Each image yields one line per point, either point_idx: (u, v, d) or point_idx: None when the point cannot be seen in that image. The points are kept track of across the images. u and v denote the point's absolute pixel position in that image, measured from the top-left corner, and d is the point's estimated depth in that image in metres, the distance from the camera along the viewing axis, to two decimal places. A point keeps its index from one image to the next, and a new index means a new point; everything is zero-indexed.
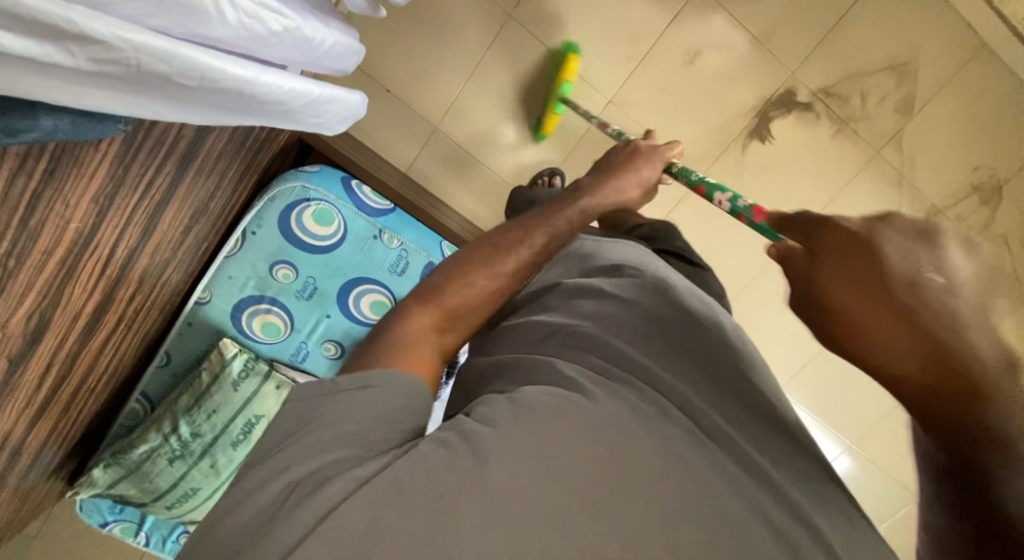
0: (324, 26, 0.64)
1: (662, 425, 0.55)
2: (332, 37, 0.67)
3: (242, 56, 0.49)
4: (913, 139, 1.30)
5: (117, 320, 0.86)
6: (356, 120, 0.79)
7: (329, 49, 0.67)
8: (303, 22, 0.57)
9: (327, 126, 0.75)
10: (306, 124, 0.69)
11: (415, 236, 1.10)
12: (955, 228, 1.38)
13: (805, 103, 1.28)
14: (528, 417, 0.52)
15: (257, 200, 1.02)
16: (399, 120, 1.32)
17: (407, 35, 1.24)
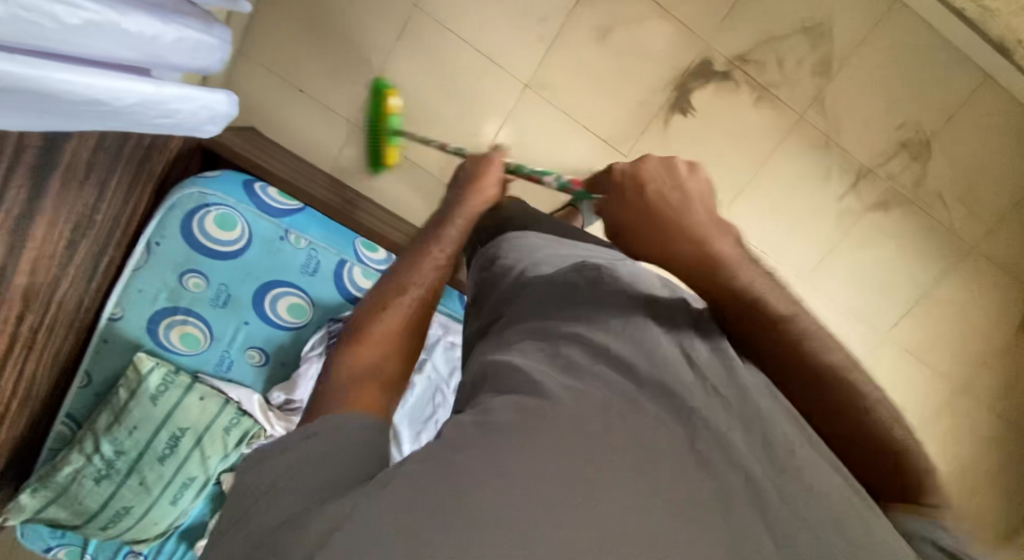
0: (159, 23, 0.64)
1: (637, 414, 0.51)
2: (173, 33, 0.68)
3: (37, 55, 0.49)
4: (834, 101, 1.30)
5: (10, 339, 0.85)
6: (216, 114, 0.81)
7: (166, 46, 0.67)
8: (124, 19, 0.58)
9: (177, 123, 0.76)
10: (148, 119, 0.70)
11: (324, 234, 1.08)
12: (888, 187, 1.37)
13: (723, 73, 1.27)
14: (498, 424, 0.48)
15: (157, 210, 1.01)
16: (315, 120, 1.29)
17: (316, 34, 1.23)
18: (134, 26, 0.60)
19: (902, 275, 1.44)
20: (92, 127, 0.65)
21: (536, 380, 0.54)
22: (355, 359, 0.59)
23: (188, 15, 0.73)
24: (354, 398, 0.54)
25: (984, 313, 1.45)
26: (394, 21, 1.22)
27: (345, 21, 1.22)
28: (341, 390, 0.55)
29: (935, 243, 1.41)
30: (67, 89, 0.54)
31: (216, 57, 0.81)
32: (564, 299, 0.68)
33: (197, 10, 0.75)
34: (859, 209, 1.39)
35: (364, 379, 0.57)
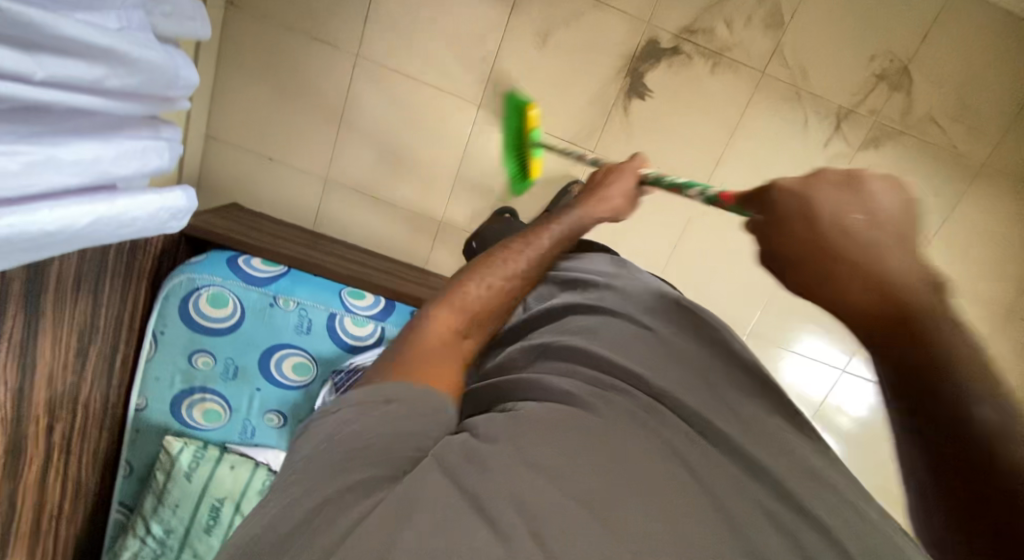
0: (99, 143, 0.70)
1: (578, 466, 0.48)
2: (117, 148, 0.74)
3: None
4: (794, 49, 1.26)
5: (46, 448, 0.93)
6: (173, 207, 0.87)
7: (109, 164, 0.72)
8: (61, 151, 0.64)
9: (135, 226, 0.81)
10: (112, 231, 0.76)
11: (311, 292, 1.13)
12: (873, 123, 1.31)
13: (672, 48, 1.25)
14: (511, 428, 0.50)
15: (156, 301, 1.08)
16: (291, 182, 1.35)
17: (275, 104, 1.29)
18: (69, 154, 0.65)
19: None
20: (56, 253, 0.70)
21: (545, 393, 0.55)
22: (439, 321, 0.62)
23: (129, 128, 0.78)
24: (431, 369, 0.55)
25: (1006, 230, 1.38)
26: (343, 74, 1.26)
27: (298, 85, 1.28)
28: (421, 358, 0.56)
29: (938, 169, 1.34)
30: (22, 228, 0.60)
31: (168, 159, 0.88)
32: (576, 313, 0.67)
33: (136, 121, 0.81)
34: (848, 151, 1.33)
35: (441, 352, 0.58)
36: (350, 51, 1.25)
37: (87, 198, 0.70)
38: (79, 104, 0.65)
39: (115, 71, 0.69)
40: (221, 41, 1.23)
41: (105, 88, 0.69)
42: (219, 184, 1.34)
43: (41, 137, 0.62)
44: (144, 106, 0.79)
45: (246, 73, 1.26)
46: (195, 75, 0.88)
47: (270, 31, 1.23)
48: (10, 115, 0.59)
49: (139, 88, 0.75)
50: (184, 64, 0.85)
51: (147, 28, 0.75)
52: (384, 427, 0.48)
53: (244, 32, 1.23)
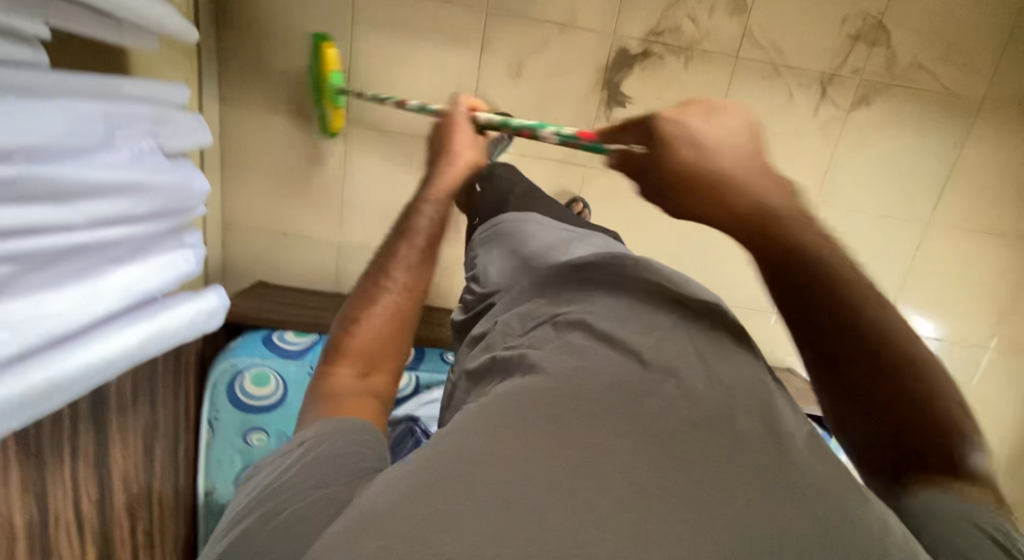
0: (137, 267, 0.77)
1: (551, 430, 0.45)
2: (152, 267, 0.81)
3: (49, 350, 0.62)
4: (764, 28, 1.27)
5: (133, 545, 1.00)
6: (209, 306, 0.94)
7: (149, 282, 0.79)
8: (106, 283, 0.71)
9: (184, 330, 0.88)
10: (163, 342, 0.83)
11: None
12: (859, 82, 1.31)
13: (643, 53, 1.27)
14: (519, 392, 0.48)
15: (205, 391, 1.16)
16: (306, 252, 1.42)
17: (279, 181, 1.36)
18: (113, 282, 0.72)
19: (915, 158, 1.37)
20: (122, 371, 0.77)
21: (545, 355, 0.54)
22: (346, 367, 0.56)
23: (160, 244, 0.85)
24: (343, 402, 0.52)
25: (1015, 161, 1.37)
26: (337, 142, 1.33)
27: (297, 160, 1.35)
28: (338, 401, 0.53)
29: (935, 114, 1.33)
30: (87, 361, 0.66)
31: (197, 263, 0.94)
32: (569, 283, 0.67)
33: (165, 237, 0.88)
34: (840, 114, 1.33)
35: (359, 397, 0.54)
36: (340, 120, 1.32)
37: (137, 318, 0.76)
38: (115, 237, 0.72)
39: (138, 199, 0.76)
40: (221, 136, 1.31)
41: (133, 216, 0.76)
42: (241, 267, 1.42)
43: (88, 275, 0.69)
44: (169, 220, 0.86)
45: (248, 159, 1.34)
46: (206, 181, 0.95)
47: (263, 118, 1.31)
48: (61, 259, 0.65)
49: (161, 207, 0.82)
50: (195, 174, 0.92)
51: (156, 151, 0.82)
52: (311, 453, 0.46)
53: (239, 124, 1.31)
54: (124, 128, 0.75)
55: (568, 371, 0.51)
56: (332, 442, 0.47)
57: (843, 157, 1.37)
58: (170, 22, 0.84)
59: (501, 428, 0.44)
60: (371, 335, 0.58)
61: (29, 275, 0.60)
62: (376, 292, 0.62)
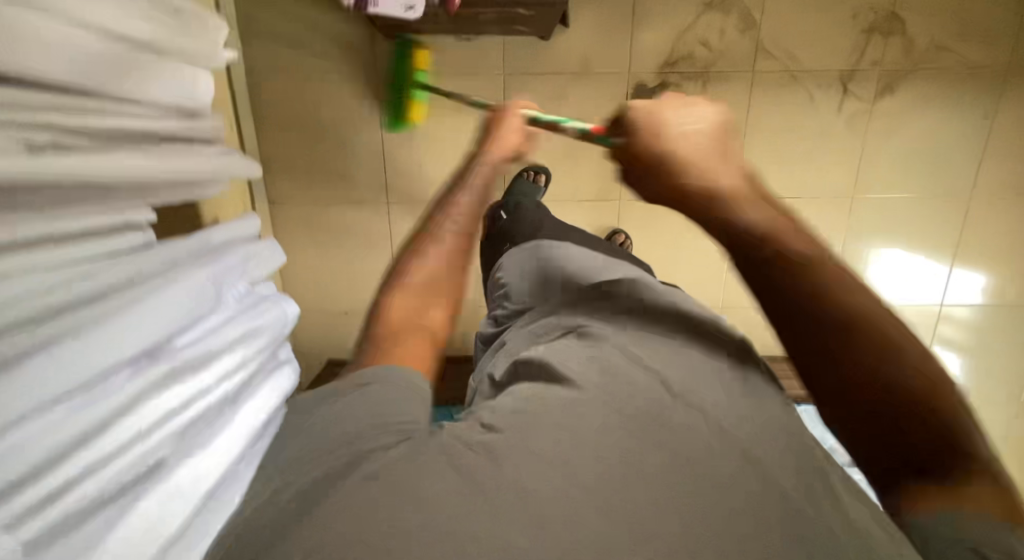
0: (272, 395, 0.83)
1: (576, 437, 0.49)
2: (282, 390, 0.86)
3: (229, 497, 0.68)
4: (776, 39, 1.27)
5: None
6: None
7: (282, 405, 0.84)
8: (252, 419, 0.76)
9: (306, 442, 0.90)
10: None
11: None
12: (880, 73, 1.31)
13: (660, 85, 1.30)
14: (543, 389, 0.56)
15: None
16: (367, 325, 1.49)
17: (333, 263, 1.43)
18: (260, 415, 0.77)
19: (949, 135, 1.36)
20: None
21: (572, 359, 0.62)
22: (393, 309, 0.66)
23: (283, 366, 0.91)
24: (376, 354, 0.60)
25: None
26: (380, 217, 1.40)
27: (346, 240, 1.42)
28: (393, 340, 0.62)
29: (962, 89, 1.32)
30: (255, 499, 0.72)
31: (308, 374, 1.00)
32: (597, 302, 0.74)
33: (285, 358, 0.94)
34: (865, 106, 1.33)
35: (400, 338, 0.62)
36: (381, 198, 1.38)
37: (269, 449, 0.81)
38: (247, 377, 0.79)
39: (255, 340, 0.82)
40: (274, 232, 1.39)
41: (255, 355, 0.82)
42: (310, 349, 1.50)
43: (240, 418, 0.74)
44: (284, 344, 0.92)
45: (301, 248, 1.42)
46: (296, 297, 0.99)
47: (309, 209, 1.38)
48: (216, 417, 0.71)
49: (278, 334, 0.88)
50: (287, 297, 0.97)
51: (254, 289, 0.88)
52: (337, 424, 0.49)
53: (289, 219, 1.39)
54: (224, 280, 0.81)
55: (605, 383, 0.56)
56: (369, 407, 0.50)
57: (874, 146, 1.37)
58: (238, 168, 0.91)
59: (531, 417, 0.52)
60: (419, 283, 0.70)
61: (192, 444, 0.66)
62: (419, 256, 0.74)
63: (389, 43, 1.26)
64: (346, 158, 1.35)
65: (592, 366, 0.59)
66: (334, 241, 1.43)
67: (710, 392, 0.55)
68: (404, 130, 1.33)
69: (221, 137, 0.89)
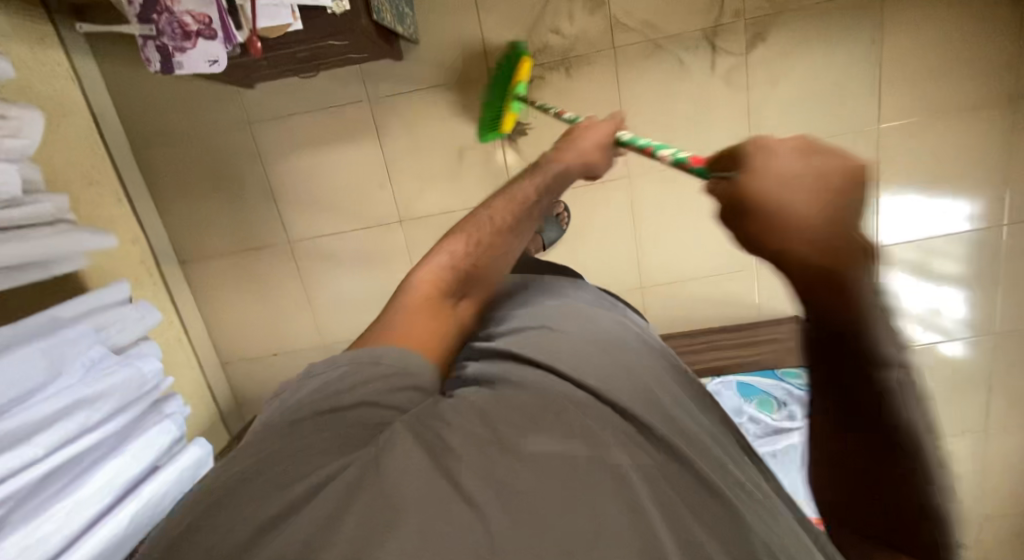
0: (115, 458, 0.92)
1: (497, 468, 0.52)
2: (135, 448, 0.96)
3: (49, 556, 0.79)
4: (628, 10, 1.26)
5: None
6: (207, 456, 1.13)
7: (132, 466, 0.94)
8: (83, 488, 0.86)
9: (172, 497, 1.03)
10: (160, 493, 1.00)
11: None
12: (746, 23, 1.26)
13: (525, 80, 1.30)
14: (491, 401, 0.59)
15: None
16: (297, 362, 1.55)
17: (252, 305, 1.50)
18: (97, 480, 0.88)
19: (839, 71, 1.29)
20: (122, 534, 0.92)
21: (509, 373, 0.62)
22: (409, 300, 0.74)
23: (139, 428, 1.00)
24: (407, 322, 0.71)
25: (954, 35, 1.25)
26: (286, 258, 1.46)
27: (261, 285, 1.48)
28: (404, 324, 0.71)
29: (840, 21, 1.25)
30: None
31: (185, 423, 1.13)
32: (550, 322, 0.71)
33: (149, 417, 1.04)
34: (740, 59, 1.29)
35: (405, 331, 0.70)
36: (281, 240, 1.44)
37: (119, 507, 0.92)
38: (88, 442, 0.88)
39: (94, 409, 0.89)
40: (191, 283, 1.48)
41: (95, 424, 0.90)
42: (250, 391, 1.57)
43: (65, 487, 0.84)
44: (139, 405, 1.01)
45: (219, 296, 1.49)
46: (155, 352, 1.07)
47: (224, 258, 1.46)
48: (44, 488, 0.82)
49: (129, 398, 0.98)
50: (145, 358, 1.03)
51: (105, 354, 0.95)
52: (336, 389, 0.61)
53: (205, 271, 1.47)
54: (66, 354, 0.88)
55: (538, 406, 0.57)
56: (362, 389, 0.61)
57: (761, 99, 1.31)
58: (78, 243, 0.99)
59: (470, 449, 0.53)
60: (413, 305, 0.74)
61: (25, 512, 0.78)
62: (432, 263, 0.78)
63: (255, 93, 1.32)
64: (242, 208, 1.42)
65: (537, 386, 0.60)
66: (247, 288, 1.49)
67: (636, 394, 0.61)
68: (289, 170, 1.38)
69: (50, 216, 0.95)
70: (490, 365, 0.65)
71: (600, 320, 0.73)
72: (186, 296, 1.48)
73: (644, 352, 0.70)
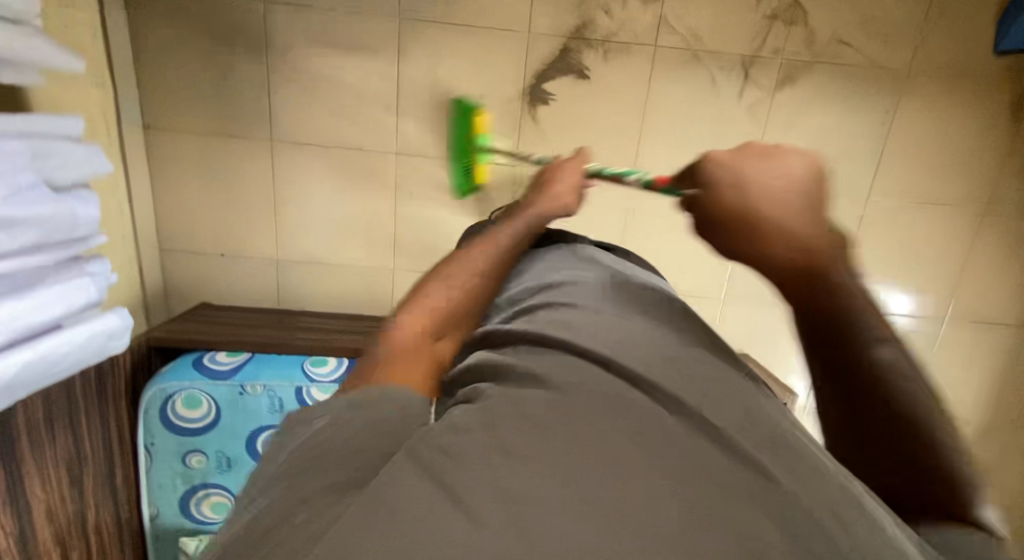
0: (25, 297, 0.80)
1: (544, 480, 0.37)
2: (50, 293, 0.84)
3: None
4: (678, 14, 1.26)
5: None
6: (128, 328, 1.01)
7: (42, 311, 0.82)
8: None
9: (70, 362, 0.90)
10: (67, 351, 0.87)
11: (274, 373, 1.16)
12: (780, 63, 1.29)
13: (561, 51, 1.28)
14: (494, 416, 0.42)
15: (138, 417, 1.15)
16: (245, 268, 1.45)
17: (212, 198, 1.39)
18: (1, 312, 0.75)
19: (849, 135, 1.34)
20: (16, 377, 0.79)
21: (514, 368, 0.47)
22: (405, 324, 0.55)
23: (58, 274, 0.88)
24: (403, 363, 0.51)
25: (958, 129, 1.33)
26: (263, 158, 1.36)
27: (227, 179, 1.38)
28: (397, 356, 0.51)
29: (864, 88, 1.30)
30: None
31: (110, 286, 1.00)
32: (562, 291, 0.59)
33: (72, 267, 0.91)
34: (766, 96, 1.31)
35: (415, 350, 0.52)
36: (263, 137, 1.34)
37: (14, 350, 0.78)
38: None
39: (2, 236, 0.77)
40: (149, 155, 1.36)
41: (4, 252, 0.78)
42: (184, 287, 1.46)
43: None
44: (61, 250, 0.89)
45: (177, 179, 1.38)
46: (94, 201, 0.95)
47: (197, 140, 1.34)
48: None
49: (50, 237, 0.86)
50: (81, 204, 0.91)
51: (38, 183, 0.83)
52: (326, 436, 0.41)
53: (168, 148, 1.35)
54: None
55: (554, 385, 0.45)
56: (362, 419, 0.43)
57: (774, 139, 1.35)
58: (34, 53, 0.85)
59: (489, 444, 0.39)
60: (411, 329, 0.54)
61: None
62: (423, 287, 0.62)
63: None
64: (229, 91, 1.31)
65: (554, 372, 0.46)
66: (212, 179, 1.38)
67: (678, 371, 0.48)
68: (292, 67, 1.29)
69: (11, 13, 0.81)
70: (496, 356, 0.51)
71: (613, 284, 0.61)
72: (139, 169, 1.33)
73: (669, 339, 0.53)
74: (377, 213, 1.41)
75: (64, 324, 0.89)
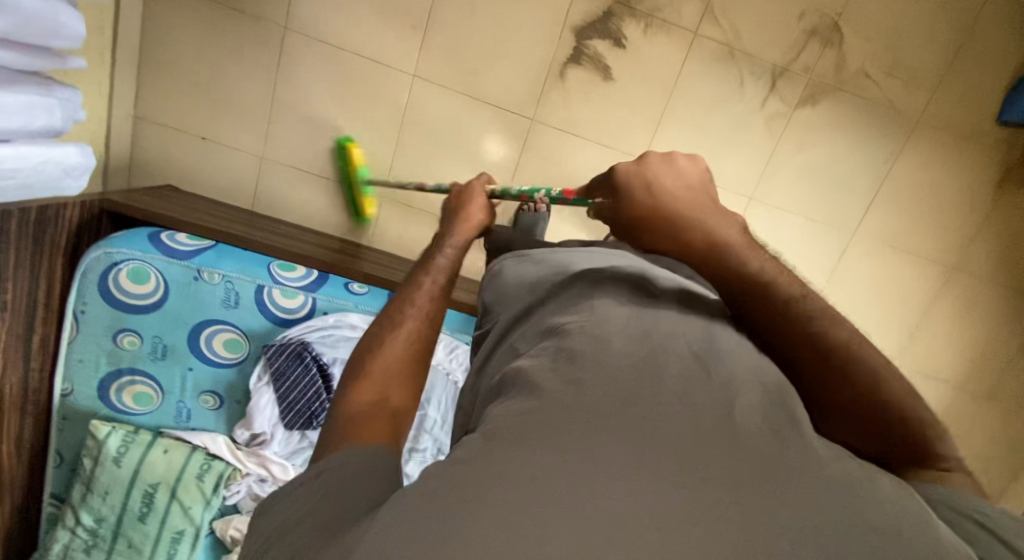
0: None
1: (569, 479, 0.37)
2: (14, 100, 0.73)
3: None
4: (726, 7, 1.25)
5: None
6: (86, 169, 0.91)
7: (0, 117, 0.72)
8: None
9: (17, 182, 0.80)
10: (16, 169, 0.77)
11: (237, 265, 1.06)
12: (807, 81, 1.30)
13: (604, 14, 1.25)
14: (502, 435, 0.40)
15: (73, 280, 1.03)
16: (226, 160, 1.36)
17: (206, 76, 1.29)
18: None
19: (853, 168, 1.37)
20: None
21: (527, 374, 0.47)
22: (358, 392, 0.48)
23: (25, 84, 0.77)
24: (364, 427, 0.45)
25: (952, 187, 1.38)
26: (270, 47, 1.27)
27: (227, 59, 1.28)
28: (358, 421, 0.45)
29: (877, 126, 1.34)
30: None
31: (77, 119, 0.90)
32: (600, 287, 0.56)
33: (41, 83, 0.80)
34: (785, 110, 1.33)
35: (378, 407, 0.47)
36: (275, 24, 1.25)
37: None
38: None
39: None
40: (146, 13, 1.24)
41: None
42: (153, 164, 1.35)
43: None
44: (35, 58, 0.78)
45: (171, 46, 1.27)
46: (80, 20, 0.84)
47: (202, 10, 1.24)
48: None
49: (28, 38, 0.75)
50: (66, 13, 0.80)
51: None
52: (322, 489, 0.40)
53: (169, 10, 1.24)
54: None
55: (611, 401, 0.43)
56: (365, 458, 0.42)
57: (783, 155, 1.36)
58: None
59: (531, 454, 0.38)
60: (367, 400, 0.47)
61: None
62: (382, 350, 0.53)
63: None
64: None
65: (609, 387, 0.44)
66: (210, 55, 1.28)
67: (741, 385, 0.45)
68: None
69: None
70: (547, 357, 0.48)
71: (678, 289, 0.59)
72: (132, 24, 1.22)
73: (692, 329, 0.51)
74: (377, 134, 1.34)
75: (20, 141, 0.78)
